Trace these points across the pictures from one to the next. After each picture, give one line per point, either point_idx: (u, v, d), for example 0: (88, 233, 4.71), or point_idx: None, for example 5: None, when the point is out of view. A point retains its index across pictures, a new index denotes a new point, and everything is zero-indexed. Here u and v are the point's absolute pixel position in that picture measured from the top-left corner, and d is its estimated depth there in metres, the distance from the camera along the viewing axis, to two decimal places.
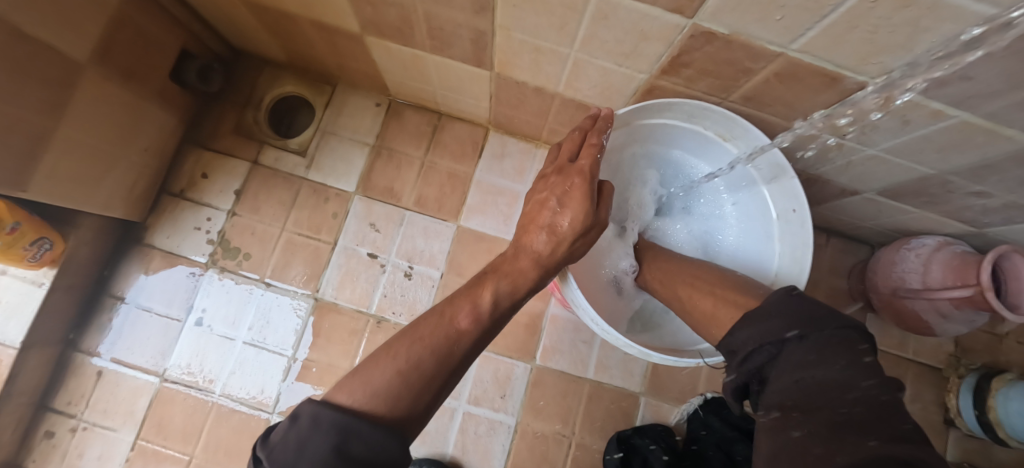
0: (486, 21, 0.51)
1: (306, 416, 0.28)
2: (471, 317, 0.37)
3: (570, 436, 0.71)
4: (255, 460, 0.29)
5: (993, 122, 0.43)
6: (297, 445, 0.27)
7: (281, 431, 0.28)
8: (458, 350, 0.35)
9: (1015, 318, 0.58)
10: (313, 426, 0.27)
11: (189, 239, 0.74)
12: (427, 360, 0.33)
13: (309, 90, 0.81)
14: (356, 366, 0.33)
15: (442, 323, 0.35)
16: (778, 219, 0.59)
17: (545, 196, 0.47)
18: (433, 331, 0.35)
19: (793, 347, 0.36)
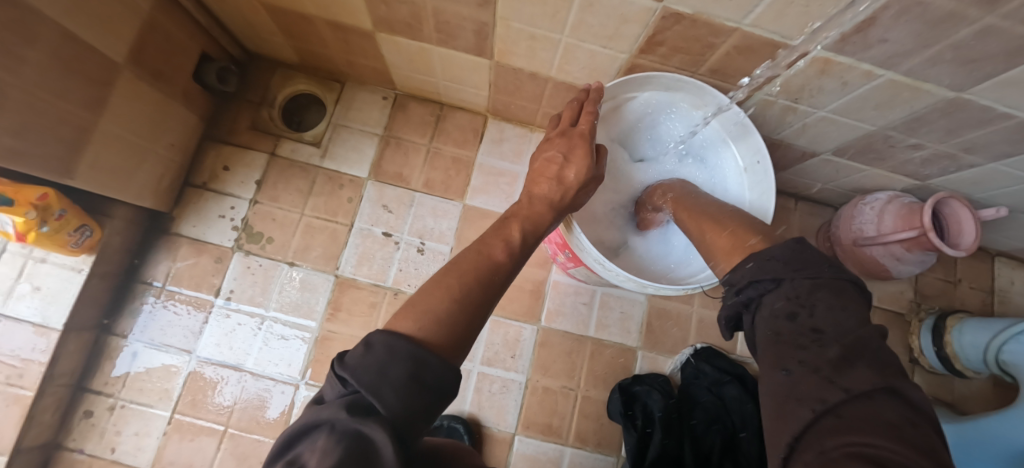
0: (487, 12, 0.58)
1: (380, 344, 0.32)
2: (504, 250, 0.44)
3: (576, 389, 0.78)
4: (331, 381, 0.33)
5: (912, 77, 0.52)
6: (378, 368, 0.31)
7: (355, 356, 0.32)
8: (498, 283, 0.41)
9: (956, 253, 0.69)
10: (389, 354, 0.31)
11: (214, 226, 0.79)
12: (475, 288, 0.38)
13: (320, 87, 0.87)
14: (408, 297, 0.37)
15: (481, 258, 0.42)
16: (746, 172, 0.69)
17: (551, 154, 0.56)
18: (479, 267, 0.40)
19: (731, 282, 0.43)
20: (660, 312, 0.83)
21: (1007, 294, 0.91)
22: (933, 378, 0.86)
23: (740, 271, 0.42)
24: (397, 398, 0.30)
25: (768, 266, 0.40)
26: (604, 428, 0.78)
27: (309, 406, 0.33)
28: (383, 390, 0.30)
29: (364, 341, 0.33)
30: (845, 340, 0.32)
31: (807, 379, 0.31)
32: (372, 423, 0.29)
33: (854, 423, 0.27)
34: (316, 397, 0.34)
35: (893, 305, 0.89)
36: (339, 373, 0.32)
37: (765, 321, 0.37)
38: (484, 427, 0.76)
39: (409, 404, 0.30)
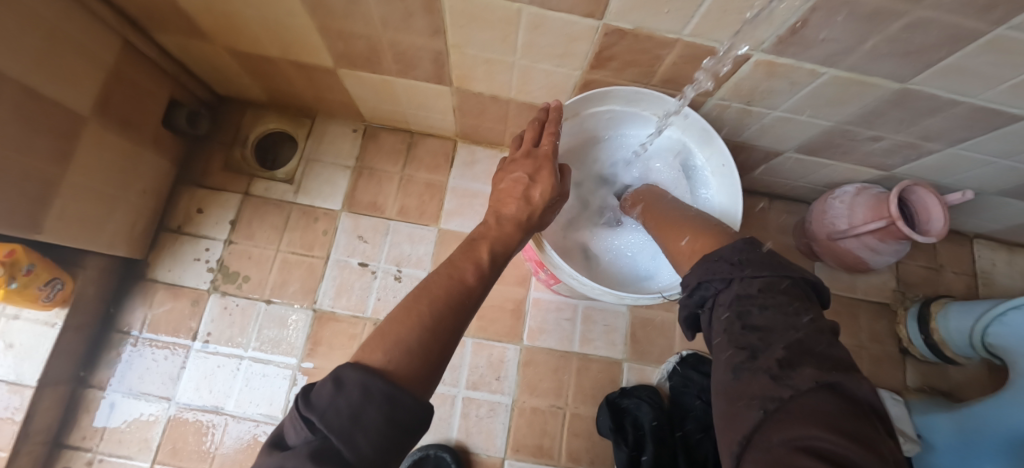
0: (440, 41, 0.60)
1: (352, 383, 0.29)
2: (475, 273, 0.43)
3: (564, 407, 0.77)
4: (293, 421, 0.30)
5: (855, 73, 0.53)
6: (350, 411, 0.28)
7: (324, 396, 0.29)
8: (469, 307, 0.40)
9: (925, 240, 0.69)
10: (364, 394, 0.29)
11: (190, 269, 0.79)
12: (446, 313, 0.37)
13: (290, 124, 0.88)
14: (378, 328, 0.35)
15: (452, 282, 0.40)
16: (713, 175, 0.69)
17: (517, 175, 0.56)
18: (452, 294, 0.39)
19: (688, 283, 0.42)
20: (643, 321, 0.82)
21: (990, 276, 0.92)
22: (926, 368, 0.85)
23: (696, 273, 0.42)
24: (371, 443, 0.28)
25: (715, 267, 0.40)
26: (596, 446, 0.76)
27: (266, 453, 0.29)
28: (355, 437, 0.28)
29: (333, 377, 0.30)
30: (793, 343, 0.31)
31: (756, 377, 0.30)
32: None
33: (797, 416, 0.25)
34: (272, 441, 0.30)
35: (878, 297, 0.88)
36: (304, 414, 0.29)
37: (718, 321, 0.36)
38: (473, 453, 0.74)
39: (384, 448, 0.29)
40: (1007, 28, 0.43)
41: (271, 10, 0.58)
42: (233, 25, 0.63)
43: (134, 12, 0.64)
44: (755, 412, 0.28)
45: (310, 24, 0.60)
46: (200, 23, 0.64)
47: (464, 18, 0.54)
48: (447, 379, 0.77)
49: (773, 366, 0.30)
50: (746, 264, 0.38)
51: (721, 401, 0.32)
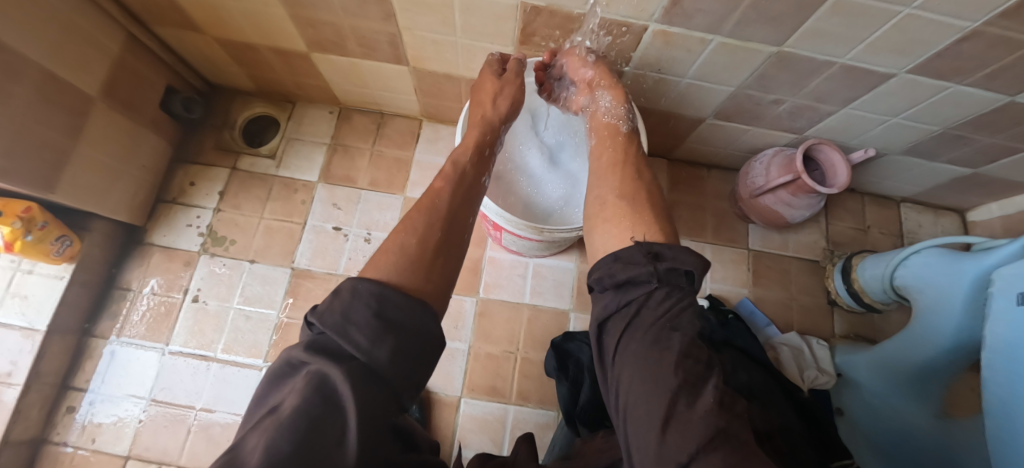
0: (392, 25, 0.70)
1: (345, 289, 0.38)
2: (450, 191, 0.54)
3: (516, 352, 0.85)
4: (306, 328, 0.39)
5: (737, 39, 0.63)
6: (342, 311, 0.36)
7: (324, 304, 0.37)
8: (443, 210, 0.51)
9: (829, 192, 0.77)
10: (354, 296, 0.38)
11: (183, 234, 0.90)
12: (422, 220, 0.49)
13: (274, 109, 0.99)
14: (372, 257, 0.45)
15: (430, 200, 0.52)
16: None
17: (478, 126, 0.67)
18: (428, 214, 0.50)
19: (671, 258, 0.42)
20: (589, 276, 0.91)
21: (914, 235, 1.00)
22: (852, 317, 0.93)
23: (684, 258, 0.42)
24: (361, 332, 0.35)
25: (672, 251, 0.43)
26: (544, 387, 0.84)
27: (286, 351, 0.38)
28: (352, 328, 0.36)
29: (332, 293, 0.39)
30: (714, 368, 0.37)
31: (702, 391, 0.33)
32: (340, 363, 0.33)
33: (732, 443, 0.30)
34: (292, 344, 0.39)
35: (808, 254, 0.97)
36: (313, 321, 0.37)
37: (675, 317, 0.38)
38: (433, 393, 0.82)
39: (375, 339, 0.35)
40: None
41: (249, 1, 0.69)
42: (219, 16, 0.74)
43: (136, 7, 0.75)
44: (709, 423, 0.31)
45: (283, 13, 0.71)
46: (192, 15, 0.75)
47: (408, 2, 0.64)
48: None
49: (709, 387, 0.34)
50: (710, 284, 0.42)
51: (652, 396, 0.34)
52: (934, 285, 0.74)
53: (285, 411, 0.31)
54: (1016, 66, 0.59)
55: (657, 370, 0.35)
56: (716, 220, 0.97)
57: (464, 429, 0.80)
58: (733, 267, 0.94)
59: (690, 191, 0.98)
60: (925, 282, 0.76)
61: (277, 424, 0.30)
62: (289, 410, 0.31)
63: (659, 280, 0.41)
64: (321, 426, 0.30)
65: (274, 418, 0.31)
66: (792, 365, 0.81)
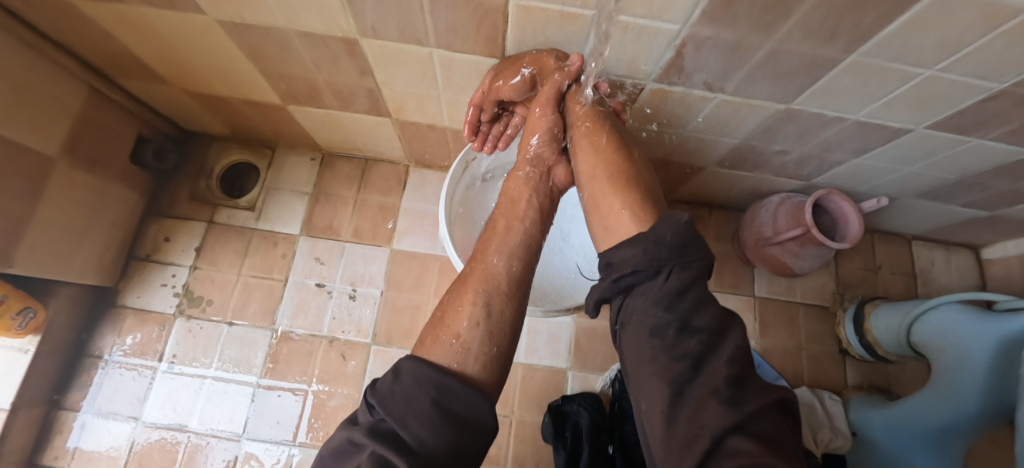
0: (370, 80, 0.66)
1: (407, 372, 0.38)
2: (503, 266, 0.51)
3: (510, 415, 0.81)
4: (366, 407, 0.39)
5: (740, 96, 0.58)
6: (403, 396, 0.36)
7: (385, 384, 0.38)
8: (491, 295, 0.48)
9: (839, 245, 0.72)
10: (415, 381, 0.38)
11: (157, 294, 0.85)
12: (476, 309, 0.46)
13: (253, 155, 0.95)
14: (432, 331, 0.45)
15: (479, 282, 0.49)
16: None
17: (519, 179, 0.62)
18: (486, 293, 0.48)
19: (616, 261, 0.42)
20: (587, 330, 0.86)
21: (927, 275, 0.95)
22: (864, 366, 0.88)
23: (627, 253, 0.41)
24: (417, 424, 0.35)
25: (624, 260, 0.41)
26: (541, 453, 0.79)
27: (345, 424, 0.39)
28: (410, 419, 0.35)
29: (394, 371, 0.40)
30: (712, 351, 0.34)
31: (693, 394, 0.32)
32: (395, 454, 0.33)
33: (733, 440, 0.29)
34: (350, 418, 0.40)
35: (817, 299, 0.92)
36: (371, 399, 0.38)
37: (647, 317, 0.37)
38: None
39: (429, 434, 0.34)
40: (858, 55, 0.47)
41: (215, 56, 0.65)
42: (186, 70, 0.70)
43: (98, 62, 0.71)
44: (707, 419, 0.30)
45: (253, 68, 0.67)
46: (158, 69, 0.71)
47: (385, 60, 0.60)
48: None
49: (699, 385, 0.32)
50: (680, 257, 0.38)
51: (655, 406, 0.34)
52: (955, 346, 0.70)
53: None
54: None
55: (649, 378, 0.35)
56: (719, 265, 0.92)
57: None
58: (738, 316, 0.89)
59: None
60: (945, 342, 0.71)
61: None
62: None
63: (621, 289, 0.41)
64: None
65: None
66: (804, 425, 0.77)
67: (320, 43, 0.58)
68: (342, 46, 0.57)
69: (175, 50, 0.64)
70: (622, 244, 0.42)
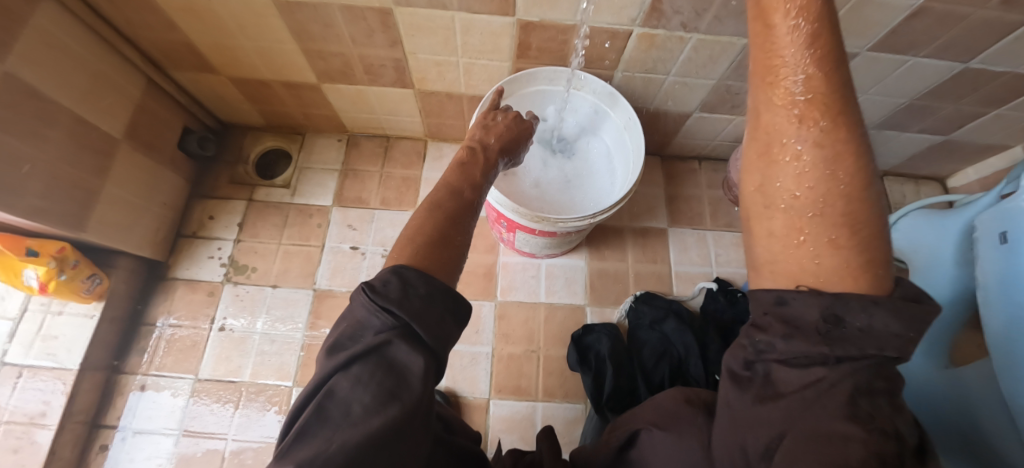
0: (398, 50, 0.77)
1: (414, 282, 0.36)
2: (473, 190, 0.50)
3: (537, 350, 0.87)
4: (360, 309, 0.35)
5: (713, 34, 0.69)
6: (415, 309, 0.34)
7: (393, 290, 0.35)
8: (461, 206, 0.47)
9: None
10: (426, 292, 0.36)
11: (205, 266, 0.93)
12: (445, 202, 0.47)
13: (285, 141, 1.05)
14: (401, 235, 0.42)
15: (453, 194, 0.48)
16: (627, 128, 0.79)
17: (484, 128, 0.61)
18: (458, 206, 0.47)
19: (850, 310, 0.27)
20: (599, 272, 0.94)
21: (902, 206, 1.05)
22: None
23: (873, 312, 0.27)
24: (427, 334, 0.34)
25: (854, 318, 0.27)
26: (569, 382, 0.85)
27: (342, 331, 0.34)
28: (428, 326, 0.34)
29: (392, 275, 0.36)
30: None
31: None
32: (413, 356, 0.33)
33: None
34: (339, 321, 0.36)
35: None
36: (379, 304, 0.34)
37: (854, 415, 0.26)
38: (460, 397, 0.83)
39: (435, 344, 0.35)
40: None
41: (264, 39, 0.76)
42: (234, 55, 0.81)
43: (157, 55, 0.81)
44: None
45: (295, 48, 0.78)
46: (209, 58, 0.82)
47: (412, 28, 0.71)
48: None
49: None
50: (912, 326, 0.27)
51: None
52: (925, 248, 0.78)
53: (358, 411, 0.30)
54: (963, 37, 0.65)
55: None
56: (714, 208, 1.01)
57: (495, 430, 0.81)
58: (735, 251, 0.98)
59: (684, 184, 1.03)
60: (918, 244, 0.80)
61: (356, 426, 0.29)
62: (365, 415, 0.30)
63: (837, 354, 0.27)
64: (386, 439, 0.29)
65: (342, 422, 0.29)
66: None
67: (359, 16, 0.69)
68: (378, 17, 0.69)
69: (230, 35, 0.75)
70: (866, 307, 0.27)
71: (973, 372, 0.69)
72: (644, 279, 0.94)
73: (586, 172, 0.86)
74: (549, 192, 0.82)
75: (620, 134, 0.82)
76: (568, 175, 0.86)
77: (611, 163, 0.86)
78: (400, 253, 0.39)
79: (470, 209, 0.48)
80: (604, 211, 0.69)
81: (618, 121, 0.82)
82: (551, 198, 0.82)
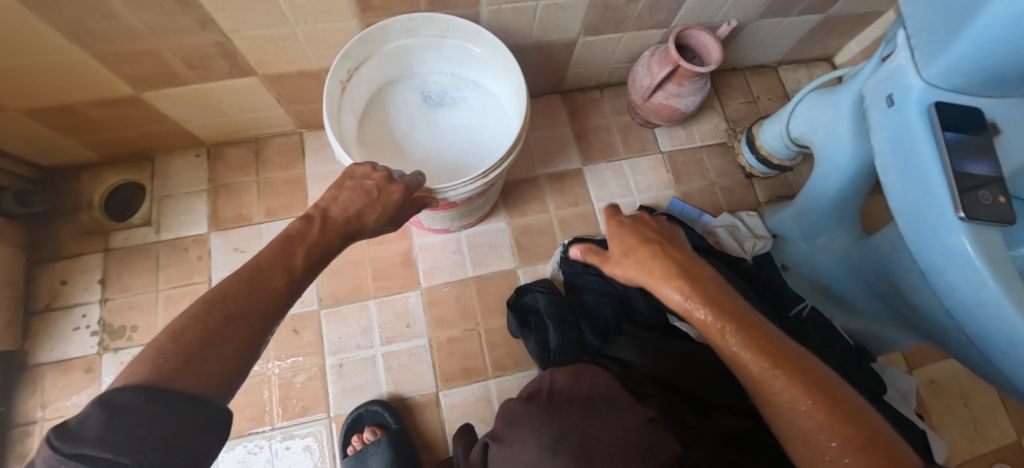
0: (215, 32, 0.62)
1: (128, 404, 0.25)
2: (287, 278, 0.38)
3: (477, 327, 0.82)
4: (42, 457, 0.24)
5: None
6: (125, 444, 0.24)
7: (91, 428, 0.24)
8: (266, 309, 0.35)
9: (708, 69, 0.79)
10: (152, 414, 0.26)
11: (73, 340, 0.78)
12: (236, 286, 0.35)
13: (132, 171, 0.88)
14: (151, 341, 0.30)
15: (258, 286, 0.36)
16: (505, 68, 0.71)
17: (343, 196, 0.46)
18: (256, 302, 0.35)
19: None
20: (523, 229, 0.89)
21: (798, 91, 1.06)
22: (770, 182, 0.98)
23: None
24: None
25: None
26: (516, 350, 0.82)
27: None
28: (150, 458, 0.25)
29: (96, 401, 0.25)
30: None
31: None
32: None
33: None
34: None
35: (715, 139, 1.00)
36: (63, 452, 0.24)
37: None
38: (408, 398, 0.78)
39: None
40: None
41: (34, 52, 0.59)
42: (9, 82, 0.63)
43: None
44: None
45: (86, 56, 0.61)
46: None
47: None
48: (362, 344, 0.80)
49: None
50: None
51: None
52: (823, 127, 0.77)
53: None
54: None
55: None
56: (625, 135, 0.97)
57: (452, 420, 0.77)
58: (653, 173, 0.95)
59: (590, 116, 0.97)
60: (816, 124, 0.78)
61: None
62: None
63: None
64: None
65: None
66: (730, 240, 0.85)
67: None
68: None
69: None
70: None
71: (880, 239, 0.71)
72: (570, 225, 0.90)
73: (475, 121, 0.76)
74: (440, 153, 0.73)
75: (500, 74, 0.73)
76: (458, 127, 0.75)
77: (499, 105, 0.77)
78: (137, 367, 0.28)
79: (280, 302, 0.37)
80: (497, 166, 0.58)
81: (495, 61, 0.72)
82: (444, 159, 0.73)
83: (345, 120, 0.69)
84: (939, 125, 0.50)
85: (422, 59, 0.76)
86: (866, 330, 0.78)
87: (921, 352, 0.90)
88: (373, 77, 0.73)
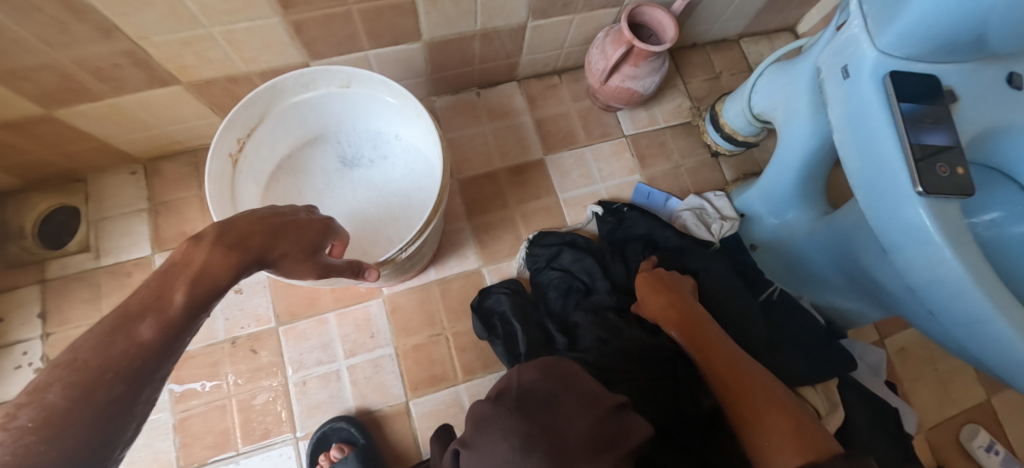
0: (120, 40, 0.57)
1: None
2: (159, 325, 0.32)
3: (443, 332, 0.80)
4: None
5: None
6: None
7: None
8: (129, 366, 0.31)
9: (663, 48, 0.76)
10: None
11: (14, 379, 0.74)
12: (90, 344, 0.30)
13: (63, 194, 0.82)
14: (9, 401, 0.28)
15: (119, 341, 0.31)
16: (417, 117, 0.66)
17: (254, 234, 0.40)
18: (118, 364, 0.30)
19: None
20: (485, 226, 0.86)
21: None
22: (736, 160, 0.96)
23: None
24: None
25: None
26: (485, 353, 0.79)
27: None
28: None
29: None
30: None
31: None
32: None
33: None
34: None
35: (679, 119, 0.97)
36: None
37: None
38: (375, 410, 0.76)
39: None
40: None
41: None
42: None
43: None
44: None
45: None
46: None
47: (115, 4, 0.51)
48: (324, 359, 0.77)
49: None
50: None
51: None
52: (783, 102, 0.75)
53: None
54: None
55: None
56: (585, 121, 0.94)
57: (423, 429, 0.75)
58: (617, 159, 0.92)
59: (548, 103, 0.94)
60: (776, 98, 0.76)
61: None
62: None
63: None
64: None
65: None
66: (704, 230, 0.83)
67: (27, 8, 0.48)
68: (51, 1, 0.48)
69: None
70: None
71: (843, 215, 0.70)
72: (534, 219, 0.87)
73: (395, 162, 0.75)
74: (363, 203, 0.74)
75: (414, 120, 0.69)
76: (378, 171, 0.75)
77: (420, 144, 0.74)
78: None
79: (166, 347, 0.33)
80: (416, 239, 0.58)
81: (407, 110, 0.68)
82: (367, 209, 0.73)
83: (256, 180, 0.69)
84: (894, 97, 0.47)
85: (334, 102, 0.72)
86: (832, 305, 0.79)
87: (891, 321, 0.90)
88: (281, 126, 0.69)
